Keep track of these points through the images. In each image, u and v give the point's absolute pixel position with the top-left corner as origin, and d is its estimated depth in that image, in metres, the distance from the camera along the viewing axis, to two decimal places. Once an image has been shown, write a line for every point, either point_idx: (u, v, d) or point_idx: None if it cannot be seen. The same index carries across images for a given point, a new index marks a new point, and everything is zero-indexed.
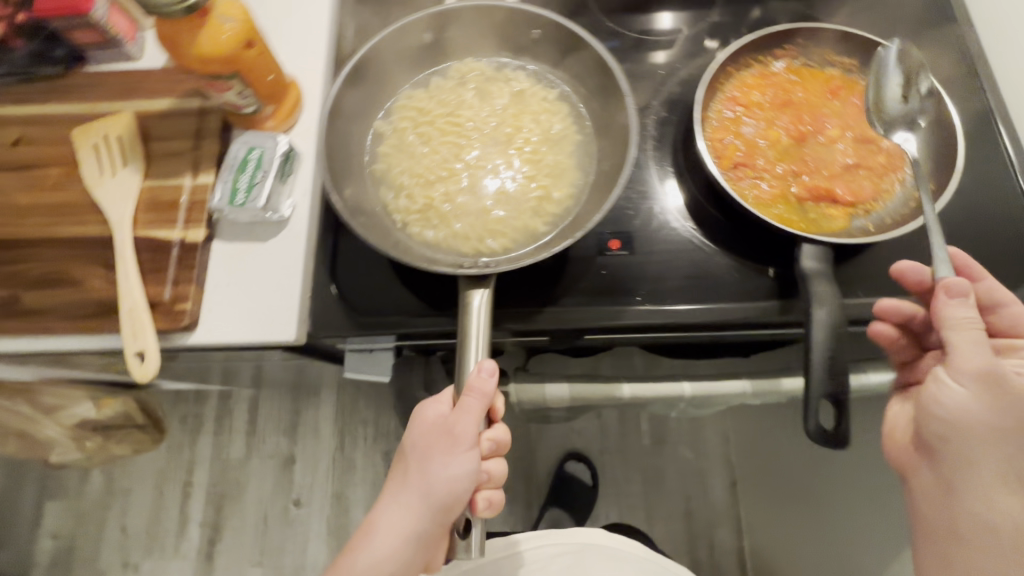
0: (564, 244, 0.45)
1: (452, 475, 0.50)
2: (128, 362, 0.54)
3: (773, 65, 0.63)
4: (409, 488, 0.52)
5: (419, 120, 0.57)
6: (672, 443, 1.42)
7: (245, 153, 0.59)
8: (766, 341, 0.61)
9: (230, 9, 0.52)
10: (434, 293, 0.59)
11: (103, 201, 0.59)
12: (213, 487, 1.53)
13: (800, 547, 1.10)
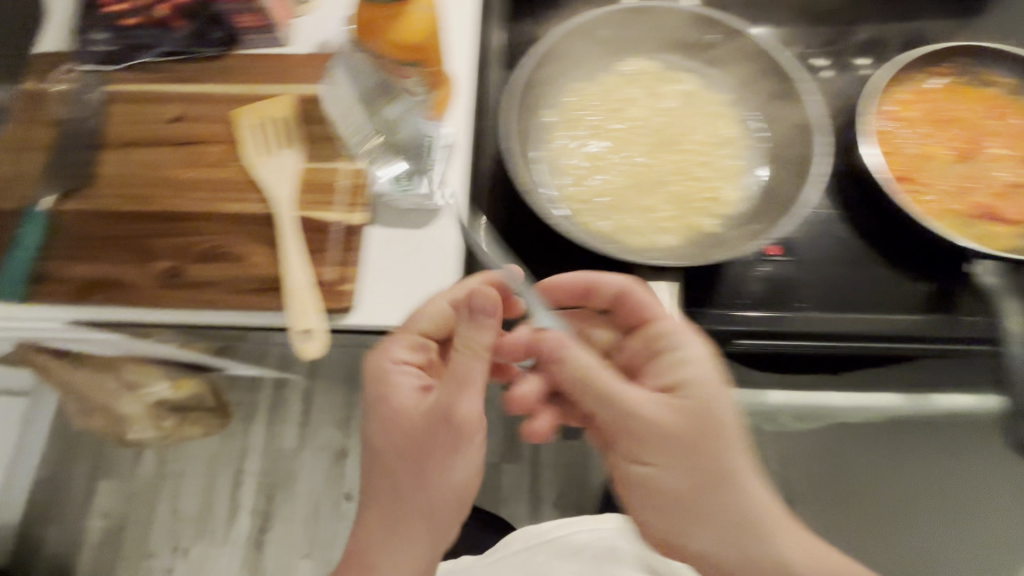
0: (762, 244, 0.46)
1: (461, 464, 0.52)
2: (295, 339, 0.55)
3: (931, 81, 0.63)
4: (413, 497, 0.52)
5: (588, 115, 0.58)
6: None
7: (410, 141, 0.60)
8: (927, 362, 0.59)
9: None
10: (589, 287, 0.59)
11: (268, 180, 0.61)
12: (263, 476, 1.53)
13: None
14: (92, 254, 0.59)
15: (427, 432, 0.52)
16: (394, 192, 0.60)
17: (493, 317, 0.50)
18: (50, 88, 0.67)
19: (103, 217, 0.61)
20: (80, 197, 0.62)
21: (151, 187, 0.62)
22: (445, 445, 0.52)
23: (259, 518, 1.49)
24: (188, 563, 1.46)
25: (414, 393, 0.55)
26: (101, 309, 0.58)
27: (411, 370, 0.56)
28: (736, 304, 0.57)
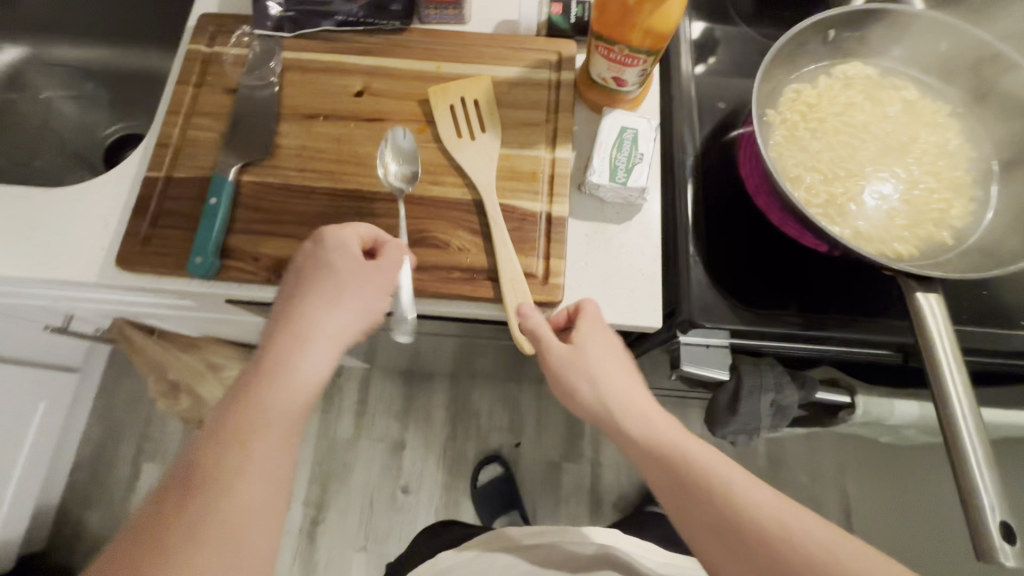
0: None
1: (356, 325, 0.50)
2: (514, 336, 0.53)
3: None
4: (312, 346, 0.48)
5: (810, 117, 0.57)
6: (790, 467, 1.34)
7: (619, 133, 0.58)
8: None
9: None
10: (798, 294, 0.58)
11: (468, 164, 0.57)
12: (318, 465, 1.49)
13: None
14: (285, 231, 0.56)
15: (344, 287, 0.50)
16: (607, 183, 0.56)
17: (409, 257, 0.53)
18: (225, 52, 0.63)
19: (293, 192, 0.57)
20: (266, 169, 0.58)
21: (342, 163, 0.59)
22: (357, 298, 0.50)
23: (314, 508, 1.46)
24: None
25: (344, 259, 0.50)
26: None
27: (342, 249, 0.51)
28: (961, 319, 0.55)
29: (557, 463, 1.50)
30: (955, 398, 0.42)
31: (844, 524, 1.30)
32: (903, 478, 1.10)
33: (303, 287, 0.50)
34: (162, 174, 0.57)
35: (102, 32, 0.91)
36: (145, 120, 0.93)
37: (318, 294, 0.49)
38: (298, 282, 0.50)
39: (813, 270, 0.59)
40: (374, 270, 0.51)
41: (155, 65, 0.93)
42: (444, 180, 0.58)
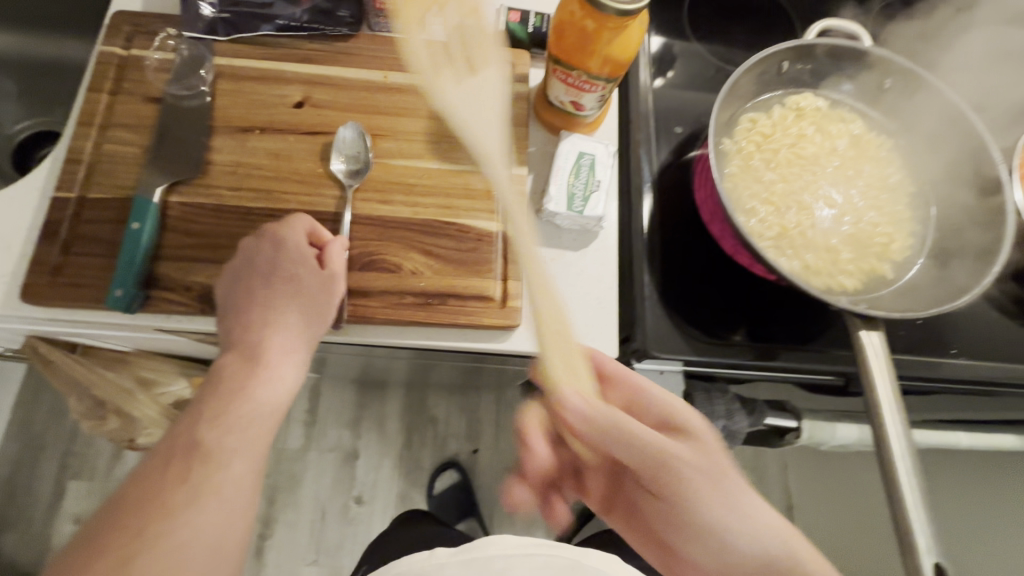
0: (973, 298, 0.47)
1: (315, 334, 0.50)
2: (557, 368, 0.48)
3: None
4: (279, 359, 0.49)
5: (762, 147, 0.57)
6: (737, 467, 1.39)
7: (576, 158, 0.56)
8: None
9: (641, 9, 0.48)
10: (749, 321, 0.58)
11: (459, 110, 0.53)
12: (265, 478, 1.43)
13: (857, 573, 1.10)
14: (221, 257, 0.52)
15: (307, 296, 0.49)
16: (564, 210, 0.55)
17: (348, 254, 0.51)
18: (147, 56, 0.57)
19: (229, 214, 0.53)
20: (198, 189, 0.53)
21: (283, 181, 0.54)
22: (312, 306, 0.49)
23: (261, 523, 1.40)
24: None
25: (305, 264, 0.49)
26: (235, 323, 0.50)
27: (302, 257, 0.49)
28: (900, 346, 0.57)
29: (514, 468, 1.49)
30: (893, 435, 0.43)
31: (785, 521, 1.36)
32: (841, 480, 1.16)
33: (250, 289, 0.49)
34: (74, 195, 0.52)
35: (2, 16, 0.81)
36: (58, 119, 0.84)
37: (266, 298, 0.49)
38: (244, 283, 0.49)
39: (765, 299, 0.60)
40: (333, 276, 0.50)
41: (69, 56, 0.83)
42: (392, 201, 0.55)
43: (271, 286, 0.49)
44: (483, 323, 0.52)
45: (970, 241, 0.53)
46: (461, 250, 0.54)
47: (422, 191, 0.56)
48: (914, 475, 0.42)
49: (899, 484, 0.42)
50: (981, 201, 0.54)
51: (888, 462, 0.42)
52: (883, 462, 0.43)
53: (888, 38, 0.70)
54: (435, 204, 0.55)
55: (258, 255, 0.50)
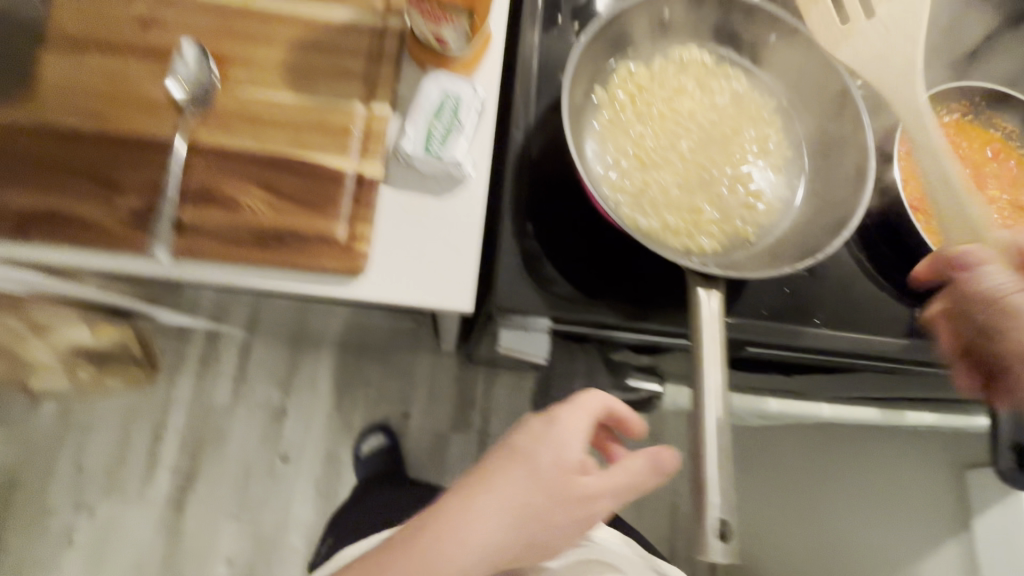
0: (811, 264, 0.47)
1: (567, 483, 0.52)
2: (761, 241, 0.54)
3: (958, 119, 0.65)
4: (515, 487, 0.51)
5: (640, 99, 0.55)
6: None
7: (439, 99, 0.54)
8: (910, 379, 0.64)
9: None
10: (615, 281, 0.57)
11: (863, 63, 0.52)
12: (189, 432, 1.41)
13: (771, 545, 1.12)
14: (34, 180, 0.48)
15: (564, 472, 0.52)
16: (420, 154, 0.52)
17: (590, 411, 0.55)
18: None
19: (48, 135, 0.49)
20: (15, 107, 0.49)
21: (114, 102, 0.50)
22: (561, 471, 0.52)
23: (183, 477, 1.38)
24: (95, 521, 1.33)
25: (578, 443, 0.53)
26: (45, 251, 0.47)
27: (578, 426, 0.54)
28: (762, 313, 0.57)
29: (445, 434, 1.49)
30: (711, 394, 0.43)
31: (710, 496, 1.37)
32: (757, 454, 1.18)
33: (494, 477, 0.51)
34: None
35: None
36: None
37: (488, 482, 0.51)
38: (496, 481, 0.51)
39: (635, 259, 0.58)
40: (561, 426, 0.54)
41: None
42: (237, 131, 0.52)
43: (512, 473, 0.51)
44: (326, 265, 0.51)
45: (832, 208, 0.52)
46: (308, 188, 0.51)
47: (271, 124, 0.52)
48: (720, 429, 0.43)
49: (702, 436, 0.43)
50: (847, 166, 0.53)
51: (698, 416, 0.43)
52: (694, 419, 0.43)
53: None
54: (285, 139, 0.52)
55: (538, 446, 0.53)
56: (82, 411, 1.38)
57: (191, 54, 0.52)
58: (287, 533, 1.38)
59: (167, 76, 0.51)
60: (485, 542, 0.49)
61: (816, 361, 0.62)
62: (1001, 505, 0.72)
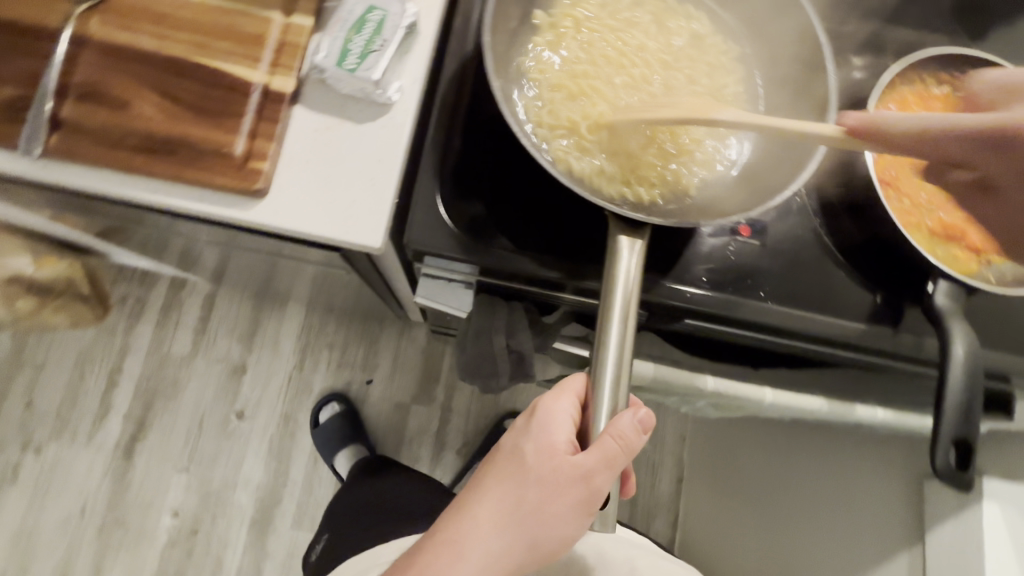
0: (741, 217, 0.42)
1: (567, 479, 0.40)
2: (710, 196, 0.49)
3: (934, 75, 0.58)
4: (504, 483, 0.42)
5: (583, 33, 0.51)
6: None
7: (363, 12, 0.49)
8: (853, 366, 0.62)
9: None
10: (547, 231, 0.53)
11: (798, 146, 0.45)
12: (144, 380, 1.38)
13: (725, 545, 1.10)
14: None
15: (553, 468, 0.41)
16: (335, 70, 0.47)
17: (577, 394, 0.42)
18: None
19: None
20: None
21: None
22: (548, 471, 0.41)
23: (135, 424, 1.36)
24: (42, 461, 1.31)
25: (563, 423, 0.42)
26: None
27: (564, 411, 0.42)
28: (697, 281, 0.54)
29: (406, 405, 1.45)
30: (613, 348, 0.39)
31: (675, 494, 1.31)
32: (736, 457, 1.13)
33: (487, 483, 0.43)
34: None
35: None
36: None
37: (482, 484, 0.43)
38: (487, 486, 0.43)
39: (570, 209, 0.54)
40: (539, 416, 0.42)
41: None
42: (135, 28, 0.47)
43: (504, 475, 0.42)
44: (220, 182, 0.46)
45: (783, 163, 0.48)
46: (208, 95, 0.47)
47: (174, 25, 0.47)
48: (620, 385, 0.40)
49: (600, 391, 0.39)
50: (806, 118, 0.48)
51: (598, 367, 0.39)
52: (593, 371, 0.40)
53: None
54: (186, 40, 0.47)
55: (520, 434, 0.43)
56: (39, 349, 1.36)
57: None
58: (235, 492, 1.34)
59: None
60: (484, 547, 0.41)
61: (760, 339, 0.58)
62: (955, 518, 0.65)
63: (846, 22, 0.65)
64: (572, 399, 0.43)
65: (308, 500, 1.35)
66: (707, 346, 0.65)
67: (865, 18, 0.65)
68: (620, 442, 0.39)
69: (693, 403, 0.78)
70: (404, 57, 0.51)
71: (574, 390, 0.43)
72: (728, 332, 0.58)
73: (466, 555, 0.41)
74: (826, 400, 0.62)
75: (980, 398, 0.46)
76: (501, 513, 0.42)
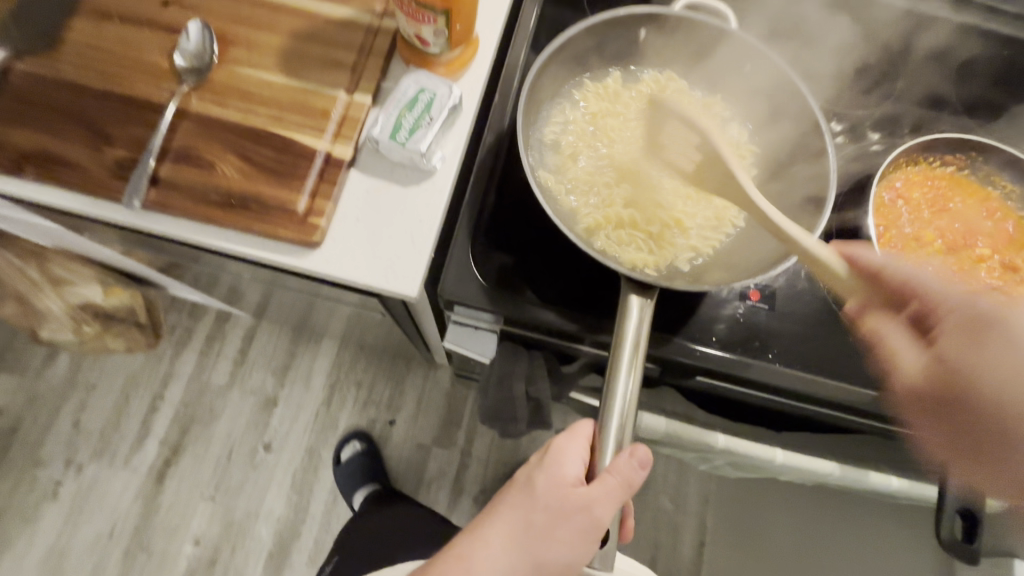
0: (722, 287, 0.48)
1: (569, 510, 0.44)
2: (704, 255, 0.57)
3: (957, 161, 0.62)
4: (516, 508, 0.47)
5: (612, 108, 0.62)
6: (654, 489, 1.29)
7: (415, 93, 0.57)
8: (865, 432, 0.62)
9: None
10: (568, 289, 0.57)
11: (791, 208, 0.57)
12: (183, 406, 1.46)
13: None
14: (39, 124, 0.53)
15: (558, 499, 0.45)
16: (387, 142, 0.55)
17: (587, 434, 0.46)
18: None
19: (57, 88, 0.55)
20: (37, 62, 0.55)
21: (122, 65, 0.56)
22: (553, 501, 0.45)
23: (169, 448, 1.42)
24: (81, 479, 1.38)
25: (572, 460, 0.45)
26: (38, 188, 0.52)
27: (574, 448, 0.46)
28: (707, 340, 0.57)
29: (427, 446, 1.47)
30: (621, 398, 0.42)
31: (696, 558, 1.26)
32: (760, 522, 1.10)
33: (502, 505, 0.48)
34: None
35: None
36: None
37: (498, 507, 0.48)
38: (503, 508, 0.48)
39: (591, 271, 0.58)
40: (553, 450, 0.46)
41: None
42: (225, 103, 0.56)
43: (517, 500, 0.47)
44: (282, 233, 0.53)
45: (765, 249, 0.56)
46: (279, 161, 0.54)
47: (258, 102, 0.56)
48: (626, 434, 0.43)
49: (607, 438, 0.42)
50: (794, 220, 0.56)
51: (606, 415, 0.42)
52: (601, 420, 0.43)
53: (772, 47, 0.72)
54: (266, 115, 0.56)
55: (534, 467, 0.47)
56: (92, 371, 1.46)
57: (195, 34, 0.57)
58: (256, 523, 1.37)
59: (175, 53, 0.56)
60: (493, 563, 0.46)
61: (770, 401, 0.60)
62: None
63: (855, 104, 0.70)
64: (583, 438, 0.46)
65: (325, 537, 1.37)
66: (720, 404, 0.67)
67: (874, 99, 0.70)
68: (619, 479, 0.42)
69: (710, 460, 0.79)
70: (447, 131, 0.58)
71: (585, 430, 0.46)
72: (738, 392, 0.60)
73: (482, 567, 0.46)
74: (839, 464, 0.62)
75: (988, 472, 0.47)
76: (511, 534, 0.46)
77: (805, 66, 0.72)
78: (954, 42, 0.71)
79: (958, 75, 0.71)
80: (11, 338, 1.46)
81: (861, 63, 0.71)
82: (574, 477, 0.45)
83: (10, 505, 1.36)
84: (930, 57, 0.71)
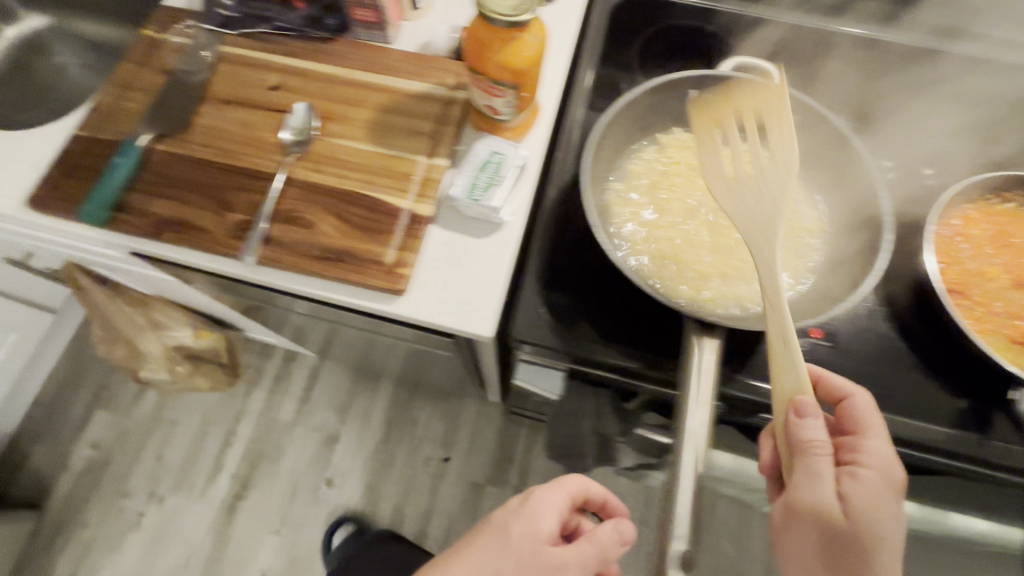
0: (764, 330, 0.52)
1: (546, 561, 0.51)
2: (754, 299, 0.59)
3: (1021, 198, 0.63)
4: (487, 552, 0.52)
5: (681, 158, 0.68)
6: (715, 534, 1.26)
7: (487, 155, 0.63)
8: (945, 472, 0.61)
9: (535, 30, 0.57)
10: (632, 329, 0.61)
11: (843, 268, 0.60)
12: (253, 442, 1.54)
13: None
14: (171, 194, 0.62)
15: (535, 554, 0.51)
16: (464, 199, 0.61)
17: (560, 493, 0.56)
18: (169, 42, 0.71)
19: (184, 162, 0.64)
20: (170, 141, 0.65)
21: (238, 142, 0.65)
22: (529, 553, 0.51)
23: (240, 483, 1.50)
24: (161, 511, 1.48)
25: (550, 516, 0.54)
26: (171, 248, 0.61)
27: (551, 504, 0.54)
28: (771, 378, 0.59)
29: (481, 484, 1.49)
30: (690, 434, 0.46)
31: None
32: None
33: (471, 551, 0.52)
34: (86, 134, 0.65)
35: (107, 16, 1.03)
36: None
37: (465, 554, 0.52)
38: (471, 552, 0.52)
39: (653, 311, 0.62)
40: (532, 503, 0.54)
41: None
42: (323, 170, 0.64)
43: (488, 543, 0.52)
44: (373, 282, 0.60)
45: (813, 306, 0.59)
46: (370, 218, 0.62)
47: (351, 167, 0.64)
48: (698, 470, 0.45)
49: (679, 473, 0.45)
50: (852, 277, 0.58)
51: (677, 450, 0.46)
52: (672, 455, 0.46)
53: (816, 94, 0.75)
54: (358, 178, 0.64)
55: (511, 516, 0.53)
56: (173, 409, 1.58)
57: (298, 113, 0.66)
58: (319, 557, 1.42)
59: (282, 131, 0.65)
60: None
61: None
62: None
63: (907, 145, 0.72)
64: (556, 497, 0.55)
65: None
66: None
67: (928, 140, 0.72)
68: (595, 544, 0.54)
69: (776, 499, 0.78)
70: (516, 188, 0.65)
71: (558, 491, 0.56)
72: None
73: None
74: None
75: None
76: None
77: (852, 110, 0.75)
78: (1003, 84, 0.73)
79: (1011, 113, 0.73)
80: (104, 378, 1.60)
81: (909, 108, 0.73)
82: (547, 531, 0.53)
83: (98, 536, 1.45)
84: (977, 97, 0.73)
